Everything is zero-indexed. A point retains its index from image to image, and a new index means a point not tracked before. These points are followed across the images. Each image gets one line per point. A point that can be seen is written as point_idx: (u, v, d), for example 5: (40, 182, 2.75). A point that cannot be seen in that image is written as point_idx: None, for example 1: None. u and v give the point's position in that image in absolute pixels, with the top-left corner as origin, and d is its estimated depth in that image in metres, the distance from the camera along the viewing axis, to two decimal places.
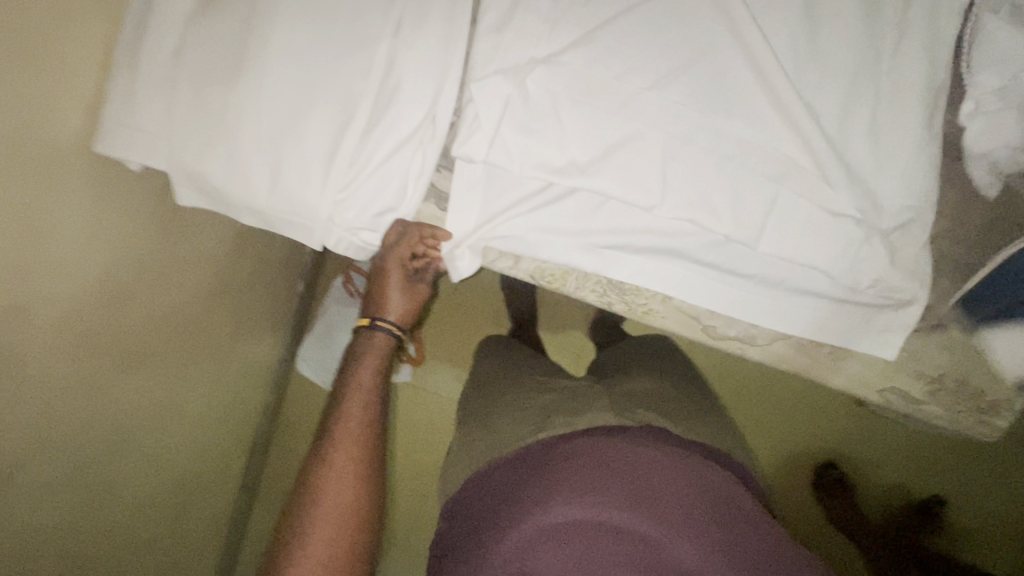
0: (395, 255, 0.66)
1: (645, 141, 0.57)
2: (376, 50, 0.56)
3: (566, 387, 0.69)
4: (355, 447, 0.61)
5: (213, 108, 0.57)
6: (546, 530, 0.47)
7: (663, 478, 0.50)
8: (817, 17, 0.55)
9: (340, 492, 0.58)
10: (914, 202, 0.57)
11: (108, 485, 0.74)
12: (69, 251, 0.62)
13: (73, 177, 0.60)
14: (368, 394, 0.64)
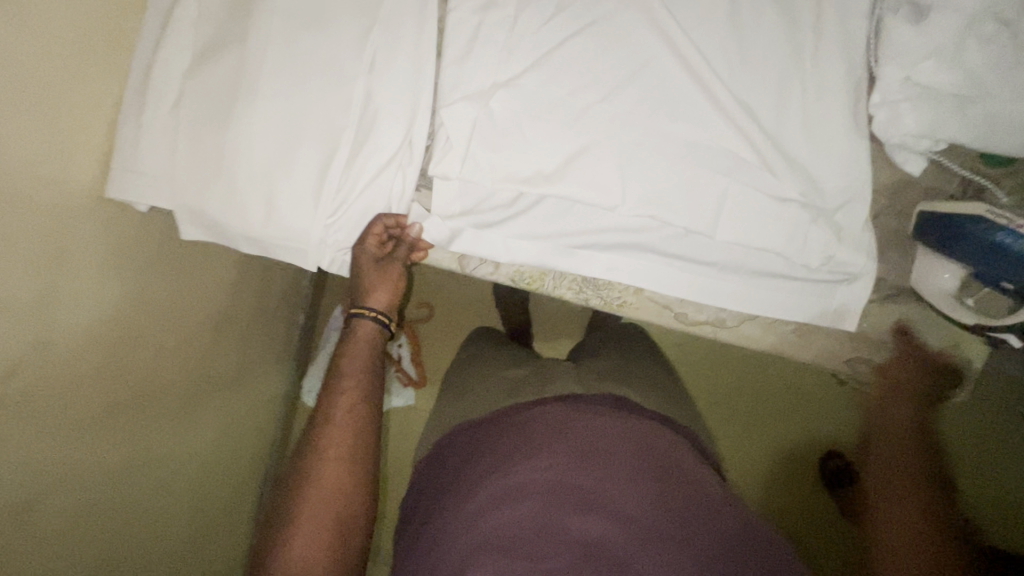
0: (367, 248, 0.69)
1: (602, 148, 0.63)
2: (354, 87, 0.63)
3: (538, 366, 0.86)
4: (349, 433, 0.62)
5: (211, 149, 0.63)
6: (511, 479, 0.61)
7: (603, 440, 0.65)
8: (743, 26, 0.61)
9: (335, 476, 0.59)
10: (850, 183, 0.62)
11: (132, 511, 0.78)
12: (86, 289, 0.67)
13: (88, 220, 0.66)
14: (363, 384, 0.66)
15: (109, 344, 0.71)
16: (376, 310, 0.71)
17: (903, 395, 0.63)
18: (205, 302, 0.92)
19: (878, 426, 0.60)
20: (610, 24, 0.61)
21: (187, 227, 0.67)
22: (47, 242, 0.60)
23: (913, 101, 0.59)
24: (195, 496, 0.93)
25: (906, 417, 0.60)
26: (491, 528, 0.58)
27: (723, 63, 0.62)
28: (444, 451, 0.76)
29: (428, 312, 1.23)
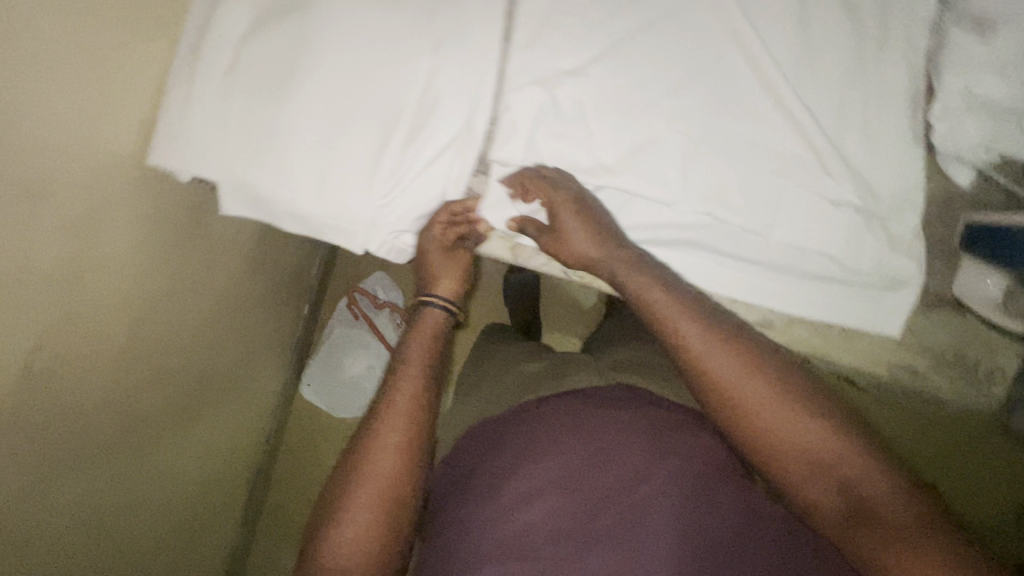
0: (433, 238, 0.67)
1: (666, 143, 0.63)
2: (418, 66, 0.61)
3: (551, 359, 0.77)
4: (405, 426, 0.58)
5: (266, 122, 0.61)
6: (531, 476, 0.56)
7: (646, 428, 0.59)
8: (810, 30, 0.62)
9: (384, 471, 0.55)
10: (905, 190, 0.64)
11: (131, 498, 0.77)
12: (116, 260, 0.64)
13: (129, 187, 0.63)
14: (422, 374, 0.62)
15: (127, 328, 0.69)
16: (444, 299, 0.69)
17: (737, 365, 0.55)
18: (217, 289, 0.89)
19: (732, 416, 0.54)
20: (681, 20, 0.61)
21: (231, 202, 0.64)
22: (79, 207, 0.57)
23: (969, 115, 0.61)
24: (186, 483, 0.91)
25: (753, 383, 0.54)
26: (498, 540, 0.53)
27: (787, 66, 0.62)
28: (464, 439, 0.67)
29: None
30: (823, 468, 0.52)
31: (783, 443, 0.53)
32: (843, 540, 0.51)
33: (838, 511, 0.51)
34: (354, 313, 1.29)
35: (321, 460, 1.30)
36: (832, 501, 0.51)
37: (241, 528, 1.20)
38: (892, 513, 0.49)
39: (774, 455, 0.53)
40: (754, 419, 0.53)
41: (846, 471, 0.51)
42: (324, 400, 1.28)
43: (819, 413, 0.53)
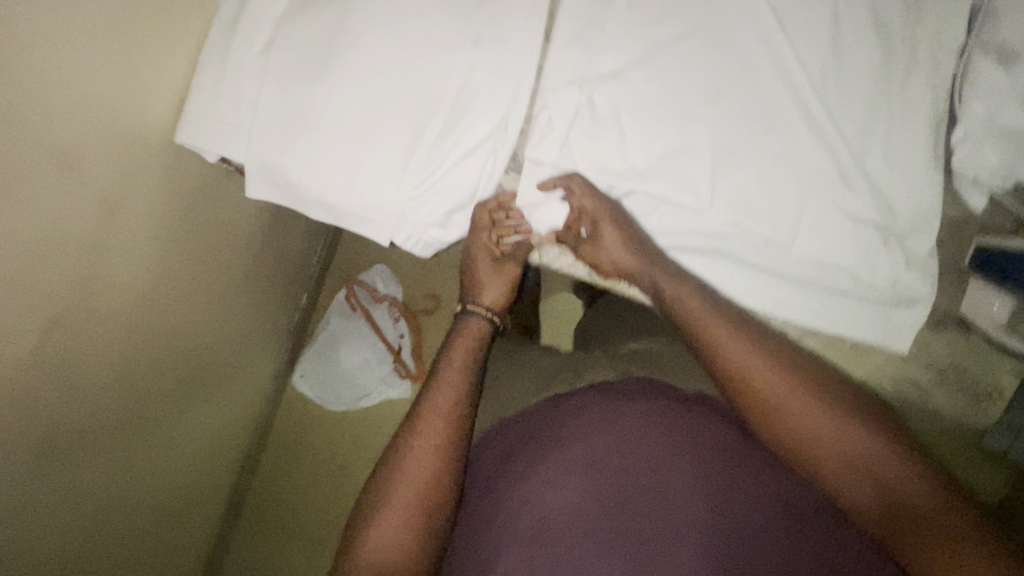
0: (479, 242, 0.68)
1: (698, 151, 0.63)
2: (456, 59, 0.60)
3: (563, 355, 0.80)
4: (442, 429, 0.61)
5: (299, 106, 0.61)
6: (555, 466, 0.60)
7: (668, 426, 0.62)
8: (842, 47, 0.62)
9: (421, 471, 0.58)
10: (925, 211, 0.65)
11: (130, 472, 0.79)
12: (137, 234, 0.66)
13: (154, 162, 0.65)
14: (462, 381, 0.64)
15: (129, 313, 0.70)
16: (489, 310, 0.72)
17: (775, 376, 0.60)
18: (213, 273, 0.86)
19: (774, 424, 0.58)
20: (719, 30, 0.62)
21: (256, 185, 0.63)
22: (103, 185, 0.58)
23: (988, 141, 0.62)
24: (179, 466, 0.92)
25: (791, 394, 0.58)
26: (521, 534, 0.57)
27: (820, 81, 0.62)
28: (490, 437, 0.69)
29: (435, 303, 1.30)
30: (863, 473, 0.55)
31: (824, 449, 0.56)
32: (888, 539, 0.53)
33: (881, 513, 0.54)
34: (352, 305, 1.27)
35: (309, 453, 1.26)
36: (875, 502, 0.54)
37: (223, 519, 1.16)
38: (932, 514, 0.51)
39: (815, 461, 0.57)
40: (793, 427, 0.57)
41: (886, 475, 0.54)
42: (314, 392, 1.24)
43: (856, 422, 0.56)
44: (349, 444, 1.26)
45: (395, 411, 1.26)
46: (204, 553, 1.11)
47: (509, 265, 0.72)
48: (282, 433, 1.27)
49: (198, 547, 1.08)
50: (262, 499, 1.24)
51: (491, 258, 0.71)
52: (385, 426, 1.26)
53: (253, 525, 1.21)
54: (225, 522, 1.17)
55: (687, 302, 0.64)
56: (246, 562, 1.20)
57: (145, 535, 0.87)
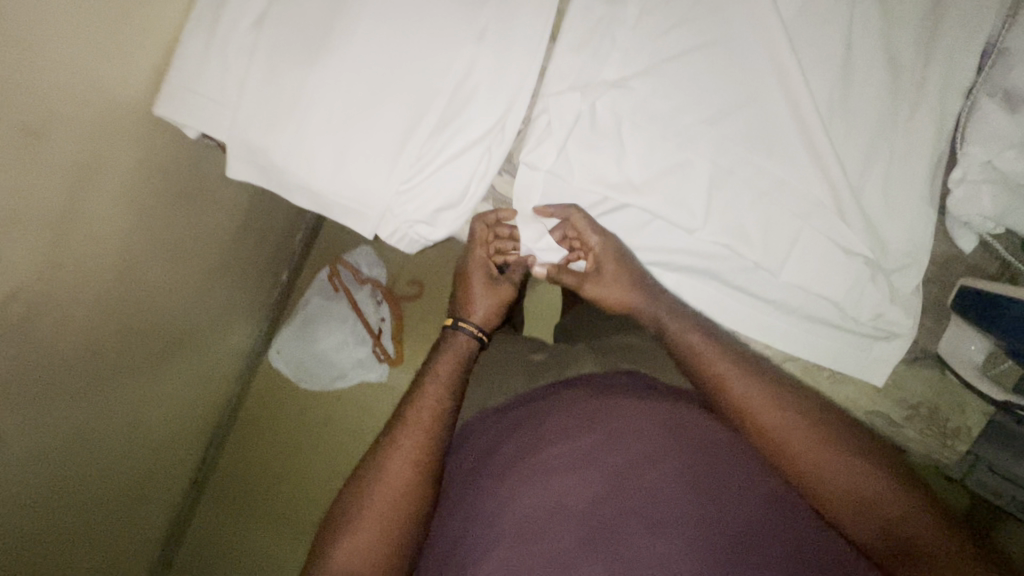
0: (476, 255, 0.73)
1: (696, 169, 0.62)
2: (456, 52, 0.58)
3: (554, 348, 0.77)
4: (420, 444, 0.60)
5: (288, 88, 0.58)
6: (542, 464, 0.56)
7: (673, 433, 0.56)
8: (850, 77, 0.61)
9: (394, 487, 0.58)
10: (913, 249, 0.65)
11: (87, 446, 0.78)
12: (108, 205, 0.63)
13: (128, 131, 0.62)
14: (444, 394, 0.64)
15: (108, 289, 0.69)
16: (477, 325, 0.71)
17: (772, 403, 0.61)
18: (190, 246, 0.83)
19: (774, 451, 0.59)
20: (731, 47, 0.60)
21: (236, 164, 0.61)
22: (75, 157, 0.56)
23: (984, 185, 0.62)
24: (142, 441, 0.90)
25: (790, 421, 0.60)
26: (511, 533, 0.53)
27: (825, 109, 0.61)
28: (473, 432, 0.65)
29: (417, 290, 1.28)
30: (860, 503, 0.56)
31: (822, 479, 0.57)
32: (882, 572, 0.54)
33: (877, 544, 0.55)
34: (335, 285, 1.24)
35: (279, 430, 1.24)
36: (871, 533, 0.55)
37: (186, 491, 1.15)
38: (925, 545, 0.52)
39: (814, 489, 0.57)
40: (792, 454, 0.58)
41: (883, 507, 0.55)
42: (291, 370, 1.21)
43: (851, 452, 0.57)
44: (319, 425, 1.24)
45: (369, 396, 1.24)
46: (163, 524, 1.09)
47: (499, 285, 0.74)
48: (253, 410, 1.26)
49: (157, 520, 1.07)
50: (228, 474, 1.22)
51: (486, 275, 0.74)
52: (358, 410, 1.24)
53: (216, 499, 1.20)
54: (188, 493, 1.16)
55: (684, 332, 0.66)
56: (207, 535, 1.18)
57: (104, 506, 0.86)
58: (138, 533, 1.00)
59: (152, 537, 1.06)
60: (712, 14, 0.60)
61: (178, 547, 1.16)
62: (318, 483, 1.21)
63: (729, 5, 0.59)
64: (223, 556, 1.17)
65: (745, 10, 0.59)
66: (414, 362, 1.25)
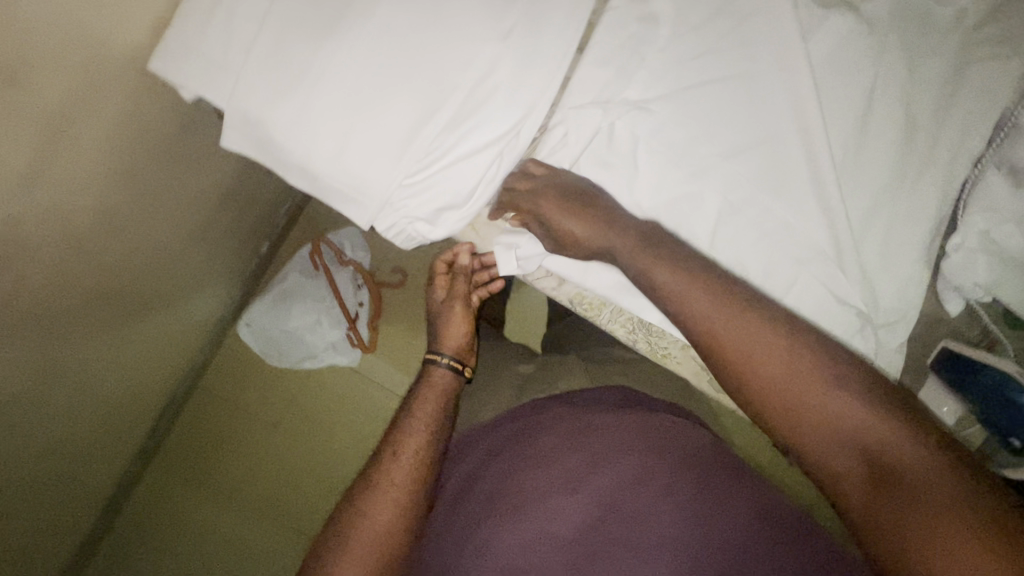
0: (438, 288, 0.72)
1: (706, 202, 0.61)
2: (480, 49, 0.56)
3: (544, 360, 0.77)
4: (404, 486, 0.56)
5: (298, 62, 0.55)
6: (527, 489, 0.52)
7: (665, 448, 0.54)
8: (869, 130, 0.61)
9: (374, 538, 0.53)
10: (905, 307, 0.64)
11: (35, 410, 0.74)
12: (88, 160, 0.59)
13: (117, 84, 0.58)
14: (432, 427, 0.61)
15: (73, 249, 0.65)
16: (450, 356, 0.68)
17: (749, 330, 0.49)
18: (167, 210, 0.79)
19: (746, 379, 0.49)
20: (756, 84, 0.58)
21: (232, 135, 0.57)
22: (58, 106, 0.53)
23: (980, 254, 0.62)
24: (92, 409, 0.86)
25: (768, 357, 0.48)
26: (498, 560, 0.49)
27: (842, 157, 0.60)
28: (462, 453, 0.63)
29: (400, 279, 1.25)
30: (845, 436, 0.45)
31: (800, 407, 0.46)
32: (870, 519, 0.43)
33: (866, 485, 0.44)
34: (315, 264, 1.20)
35: (238, 406, 1.20)
36: (855, 469, 0.44)
37: (132, 461, 1.10)
38: (920, 482, 0.42)
39: (789, 434, 0.47)
40: (765, 391, 0.48)
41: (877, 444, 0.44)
42: (258, 345, 1.17)
43: (833, 375, 0.46)
44: (281, 405, 1.20)
45: (336, 381, 1.20)
46: (103, 492, 1.04)
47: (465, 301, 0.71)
48: (212, 383, 1.21)
49: (98, 489, 1.02)
50: (179, 447, 1.18)
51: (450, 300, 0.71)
52: (323, 394, 1.20)
53: (163, 471, 1.16)
54: (133, 461, 1.11)
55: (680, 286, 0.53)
56: (150, 506, 1.13)
57: (42, 472, 0.81)
58: (76, 501, 0.96)
59: (91, 506, 1.02)
60: (741, 48, 0.58)
61: (116, 517, 1.11)
62: (272, 465, 1.17)
63: (759, 42, 0.58)
64: (163, 531, 1.12)
65: (775, 48, 0.58)
66: (388, 353, 1.21)
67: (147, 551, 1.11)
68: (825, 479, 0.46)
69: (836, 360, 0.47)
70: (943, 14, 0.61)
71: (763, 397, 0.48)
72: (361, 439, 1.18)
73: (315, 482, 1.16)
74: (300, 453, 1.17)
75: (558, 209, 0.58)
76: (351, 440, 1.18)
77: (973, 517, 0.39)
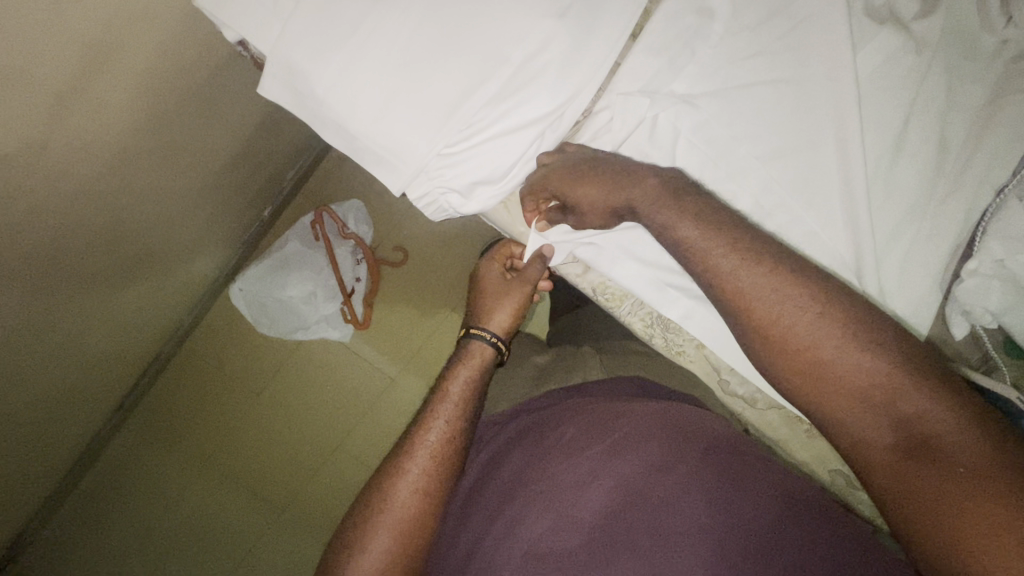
0: (491, 270, 0.73)
1: (738, 204, 0.61)
2: (535, 24, 0.55)
3: (557, 351, 0.78)
4: (423, 483, 0.58)
5: (348, 17, 0.55)
6: (551, 479, 0.53)
7: (687, 441, 0.54)
8: (902, 149, 0.62)
9: (397, 520, 0.56)
10: (916, 326, 0.63)
11: (21, 353, 0.71)
12: (112, 92, 0.59)
13: (152, 17, 0.58)
14: (457, 415, 0.62)
15: (79, 187, 0.63)
16: (493, 332, 0.68)
17: (788, 295, 0.48)
18: (174, 160, 0.76)
19: (771, 348, 0.49)
20: (803, 90, 0.59)
21: (271, 83, 0.58)
22: (92, 37, 0.53)
23: (994, 281, 0.61)
24: (77, 359, 0.83)
25: (806, 322, 0.47)
26: (525, 546, 0.50)
27: (874, 173, 0.61)
28: (485, 439, 0.64)
29: (402, 257, 1.22)
30: (873, 403, 0.45)
31: (830, 372, 0.46)
32: (896, 485, 0.44)
33: (893, 449, 0.44)
34: (316, 234, 1.16)
35: (224, 371, 1.17)
36: (886, 437, 0.45)
37: (108, 417, 1.06)
38: (950, 446, 0.42)
39: (820, 399, 0.47)
40: (800, 357, 0.47)
41: (913, 412, 0.44)
42: (249, 311, 1.13)
43: (868, 340, 0.46)
44: (268, 374, 1.17)
45: (328, 355, 1.18)
46: (76, 445, 1.00)
47: (521, 288, 0.70)
48: (199, 346, 1.17)
49: (73, 440, 0.99)
50: (158, 407, 1.14)
51: (500, 281, 0.72)
52: (312, 368, 1.17)
53: (139, 430, 1.12)
54: (110, 417, 1.07)
55: (709, 260, 0.51)
56: (120, 466, 1.09)
57: (15, 419, 0.78)
58: (51, 449, 0.93)
59: (63, 457, 0.99)
60: (792, 52, 0.59)
61: (86, 471, 1.07)
62: (254, 433, 1.15)
63: (812, 47, 0.58)
64: (132, 491, 1.09)
65: (827, 54, 0.58)
66: (382, 332, 1.19)
67: (114, 511, 1.08)
68: (850, 445, 0.47)
69: (863, 331, 0.46)
70: (986, 42, 0.62)
71: (791, 365, 0.48)
72: (347, 417, 1.16)
73: (295, 455, 1.14)
74: (285, 424, 1.15)
75: (594, 198, 0.57)
76: (338, 416, 1.16)
77: (1005, 480, 0.39)
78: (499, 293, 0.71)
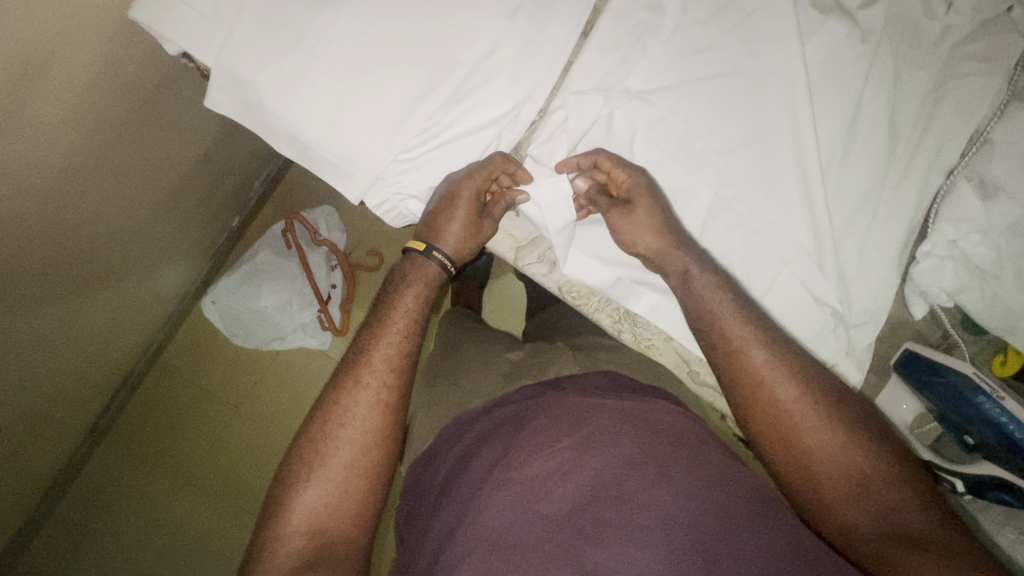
0: (473, 184, 0.58)
1: (698, 196, 0.62)
2: (485, 26, 0.56)
3: (530, 347, 0.77)
4: (374, 406, 0.56)
5: (295, 24, 0.55)
6: (519, 472, 0.52)
7: (653, 436, 0.55)
8: (854, 135, 0.63)
9: (348, 448, 0.54)
10: (877, 308, 0.64)
11: None
12: (51, 110, 0.57)
13: (88, 29, 0.57)
14: (404, 337, 0.59)
15: (27, 207, 0.62)
16: (447, 255, 0.61)
17: (787, 382, 0.55)
18: (128, 174, 0.74)
19: (771, 437, 0.55)
20: (755, 80, 0.60)
21: (218, 95, 0.57)
22: (25, 55, 0.52)
23: (946, 261, 0.63)
24: (43, 382, 0.81)
25: (797, 411, 0.54)
26: (492, 539, 0.49)
27: (829, 159, 0.62)
28: (449, 437, 0.63)
29: (377, 262, 1.21)
30: (860, 485, 0.51)
31: (813, 459, 0.53)
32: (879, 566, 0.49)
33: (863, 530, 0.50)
34: (287, 242, 1.14)
35: (200, 386, 1.15)
36: (861, 518, 0.51)
37: (80, 442, 1.03)
38: (918, 528, 0.49)
39: (806, 482, 0.53)
40: (793, 442, 0.54)
41: (883, 494, 0.51)
42: (224, 324, 1.10)
43: (847, 432, 0.53)
44: (245, 387, 1.16)
45: (305, 362, 1.16)
46: (48, 473, 0.98)
47: (488, 223, 0.62)
48: (171, 363, 1.15)
49: (47, 467, 0.97)
50: (131, 427, 1.11)
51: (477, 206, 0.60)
52: (291, 378, 1.16)
53: (112, 451, 1.09)
54: (84, 441, 1.04)
55: None
56: (97, 490, 1.07)
57: None
58: (23, 477, 0.90)
59: (38, 484, 0.96)
60: (743, 44, 0.59)
61: (61, 497, 1.04)
62: (232, 446, 1.13)
63: (761, 38, 0.59)
64: (111, 516, 1.07)
65: (776, 44, 0.59)
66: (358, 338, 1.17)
67: (94, 539, 1.05)
68: (834, 527, 0.52)
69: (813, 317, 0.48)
70: (929, 29, 0.63)
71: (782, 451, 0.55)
72: None
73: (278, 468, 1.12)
74: (264, 436, 1.14)
75: None
76: None
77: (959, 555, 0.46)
78: (469, 217, 0.61)
